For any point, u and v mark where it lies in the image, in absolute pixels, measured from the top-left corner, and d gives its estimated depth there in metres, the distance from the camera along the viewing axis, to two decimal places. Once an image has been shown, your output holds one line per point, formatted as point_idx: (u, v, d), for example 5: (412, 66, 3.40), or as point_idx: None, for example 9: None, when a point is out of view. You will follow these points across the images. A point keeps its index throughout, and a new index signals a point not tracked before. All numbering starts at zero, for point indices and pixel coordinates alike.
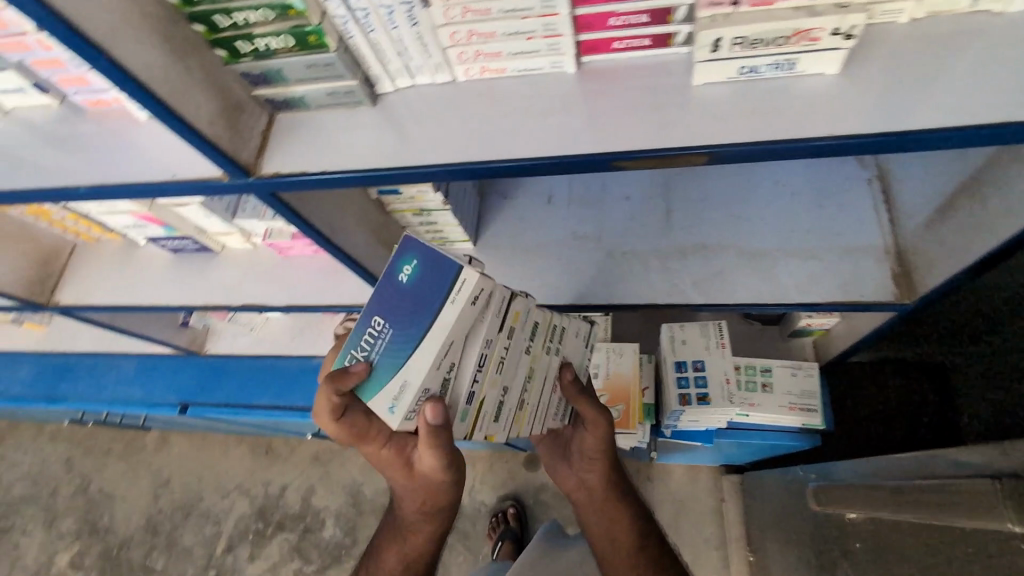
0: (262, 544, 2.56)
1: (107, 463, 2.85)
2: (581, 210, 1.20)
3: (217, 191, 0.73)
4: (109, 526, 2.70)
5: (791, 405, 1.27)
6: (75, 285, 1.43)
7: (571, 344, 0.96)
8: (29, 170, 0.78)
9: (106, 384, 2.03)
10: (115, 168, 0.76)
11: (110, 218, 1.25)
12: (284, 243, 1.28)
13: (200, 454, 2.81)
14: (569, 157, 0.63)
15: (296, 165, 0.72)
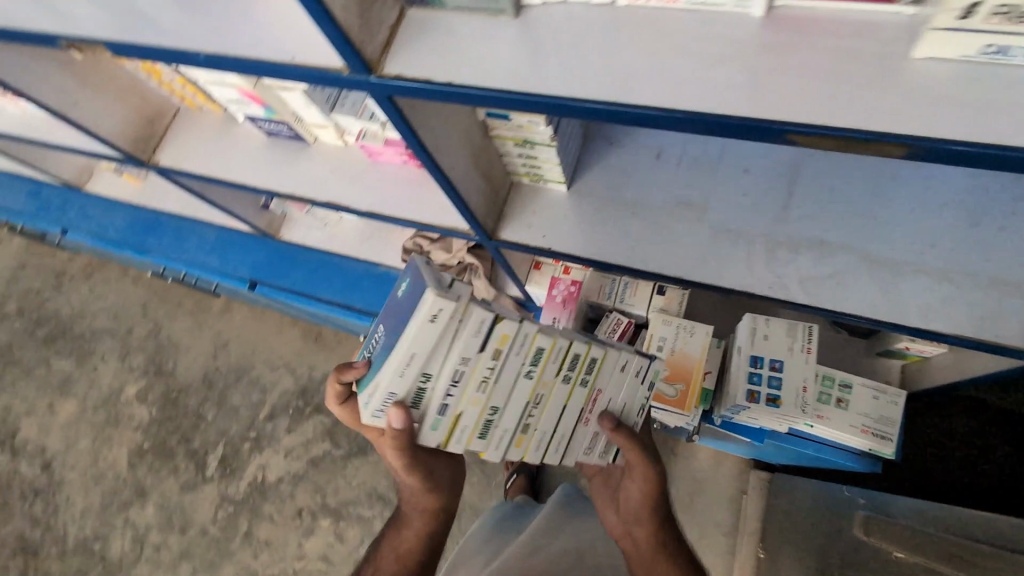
0: (300, 420, 2.80)
1: (176, 315, 3.07)
2: (691, 175, 1.10)
3: (336, 84, 0.71)
4: (172, 371, 2.96)
5: (864, 428, 1.18)
6: (174, 149, 1.47)
7: (612, 379, 0.96)
8: (154, 27, 0.77)
9: (187, 246, 2.14)
10: (237, 39, 0.73)
11: (217, 90, 1.25)
12: (376, 148, 1.25)
13: (257, 327, 2.98)
14: (731, 119, 0.56)
15: (421, 70, 0.67)
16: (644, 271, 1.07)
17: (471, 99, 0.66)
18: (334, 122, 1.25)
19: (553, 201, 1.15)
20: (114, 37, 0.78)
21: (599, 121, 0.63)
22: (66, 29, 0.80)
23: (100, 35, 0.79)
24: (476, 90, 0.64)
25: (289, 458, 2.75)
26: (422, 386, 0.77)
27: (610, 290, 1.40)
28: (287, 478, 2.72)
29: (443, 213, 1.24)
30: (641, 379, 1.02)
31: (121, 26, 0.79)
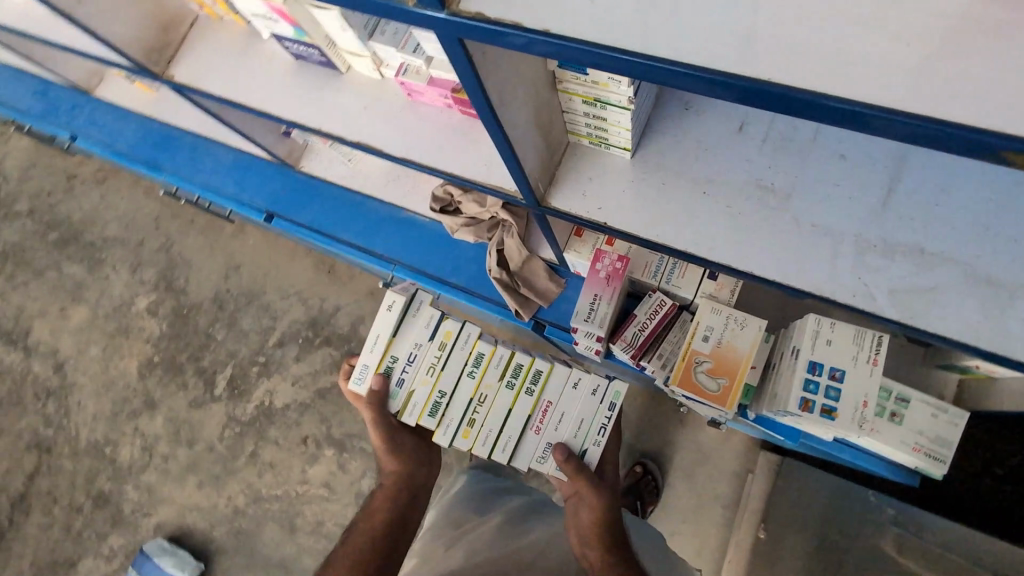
0: (308, 350, 2.77)
1: (188, 231, 2.97)
2: (778, 155, 0.96)
3: (399, 18, 0.59)
4: (183, 288, 2.92)
5: (914, 446, 1.10)
6: (190, 64, 1.32)
7: (565, 396, 1.31)
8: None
9: (202, 167, 2.02)
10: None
11: (241, 3, 1.09)
12: (417, 88, 1.10)
13: (270, 251, 2.89)
14: (923, 121, 0.44)
15: (508, 10, 0.54)
16: (711, 261, 0.94)
17: (567, 52, 0.54)
18: (371, 53, 1.11)
19: (613, 169, 1.02)
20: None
21: (733, 100, 0.51)
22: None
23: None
24: (584, 45, 0.52)
25: (296, 386, 2.74)
26: (389, 364, 1.29)
27: (656, 269, 1.29)
28: (294, 406, 2.72)
29: (489, 168, 1.10)
30: (597, 395, 1.30)
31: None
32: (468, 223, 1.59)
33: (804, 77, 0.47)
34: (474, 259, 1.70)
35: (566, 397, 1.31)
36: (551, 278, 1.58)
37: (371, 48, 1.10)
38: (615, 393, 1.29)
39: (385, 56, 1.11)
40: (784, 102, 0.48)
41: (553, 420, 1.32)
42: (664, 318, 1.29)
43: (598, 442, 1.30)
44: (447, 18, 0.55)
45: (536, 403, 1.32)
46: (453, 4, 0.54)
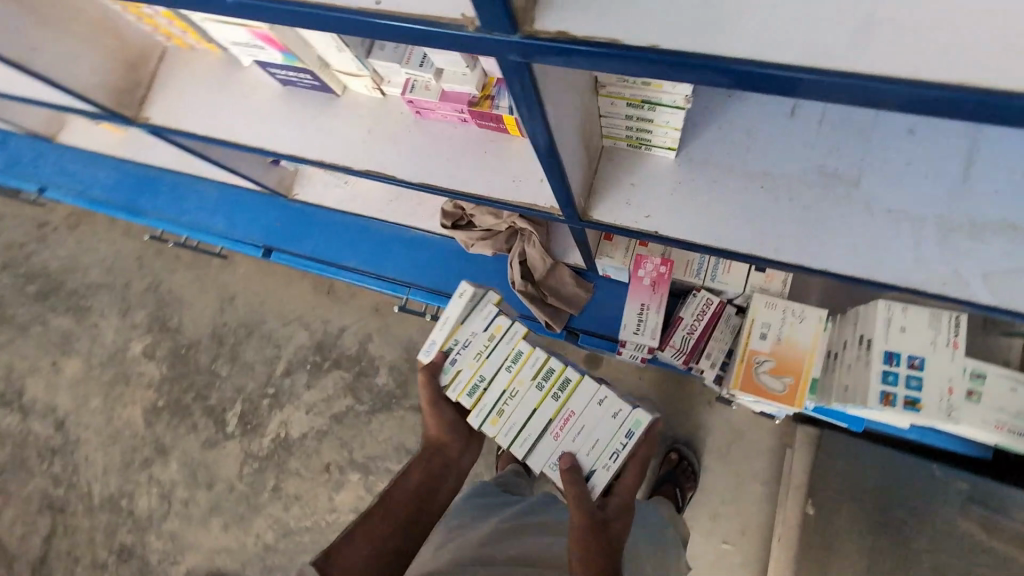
0: (319, 375, 2.64)
1: (175, 268, 2.84)
2: (838, 137, 0.88)
3: (457, 45, 0.52)
4: (178, 326, 2.79)
5: (999, 424, 1.04)
6: (166, 104, 1.18)
7: (587, 409, 1.06)
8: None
9: (187, 206, 1.89)
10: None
11: (219, 29, 0.96)
12: (427, 105, 0.99)
13: (264, 278, 2.77)
14: None
15: (591, 25, 0.46)
16: (781, 261, 0.87)
17: (667, 69, 0.46)
18: (372, 69, 1.00)
19: (657, 173, 0.93)
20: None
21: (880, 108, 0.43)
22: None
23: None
24: (689, 59, 0.44)
25: (311, 413, 2.61)
26: (452, 347, 1.11)
27: (698, 266, 1.20)
28: (312, 434, 2.59)
29: (516, 185, 1.00)
30: (617, 414, 1.05)
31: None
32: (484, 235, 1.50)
33: (985, 68, 0.39)
34: (492, 273, 1.61)
35: (592, 413, 1.05)
36: (578, 284, 1.49)
37: (372, 65, 0.99)
38: (633, 422, 1.03)
39: (387, 72, 1.01)
40: (945, 109, 0.40)
41: (573, 432, 1.06)
42: (711, 318, 1.21)
43: (614, 464, 1.02)
44: (520, 42, 0.48)
45: (558, 410, 1.07)
46: (526, 25, 0.47)
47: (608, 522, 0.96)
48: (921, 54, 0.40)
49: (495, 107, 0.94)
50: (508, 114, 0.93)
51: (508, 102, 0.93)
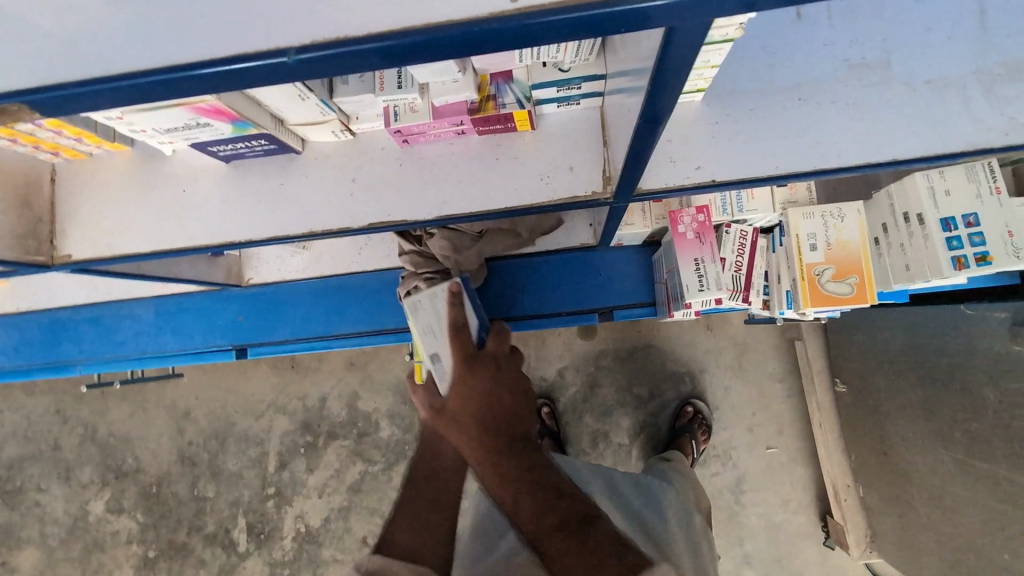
0: (317, 455, 2.32)
1: (107, 405, 2.43)
2: (854, 23, 0.83)
3: (625, 26, 0.42)
4: (137, 467, 2.40)
5: None
6: (83, 226, 0.96)
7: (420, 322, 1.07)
8: (239, 21, 0.44)
9: (124, 336, 1.62)
10: (400, 10, 0.43)
11: (142, 118, 0.78)
12: (417, 130, 0.86)
13: (214, 378, 2.40)
14: None
15: None
16: (850, 167, 0.82)
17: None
18: (339, 113, 0.86)
19: (689, 122, 0.86)
20: (174, 63, 0.44)
21: None
22: (78, 76, 0.45)
23: (148, 68, 0.45)
24: None
25: (324, 495, 2.29)
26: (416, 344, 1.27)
27: (722, 204, 1.15)
28: (333, 515, 2.28)
29: (546, 183, 0.89)
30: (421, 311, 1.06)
31: (178, 40, 0.45)
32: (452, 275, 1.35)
33: None
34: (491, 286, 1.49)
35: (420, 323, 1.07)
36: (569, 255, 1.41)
37: (337, 103, 0.85)
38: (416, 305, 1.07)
39: (355, 108, 0.87)
40: None
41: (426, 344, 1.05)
42: (751, 249, 1.20)
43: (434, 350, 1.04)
44: None
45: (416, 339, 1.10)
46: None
47: (465, 407, 0.83)
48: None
49: (501, 106, 0.83)
50: (519, 109, 0.83)
51: (514, 96, 0.83)
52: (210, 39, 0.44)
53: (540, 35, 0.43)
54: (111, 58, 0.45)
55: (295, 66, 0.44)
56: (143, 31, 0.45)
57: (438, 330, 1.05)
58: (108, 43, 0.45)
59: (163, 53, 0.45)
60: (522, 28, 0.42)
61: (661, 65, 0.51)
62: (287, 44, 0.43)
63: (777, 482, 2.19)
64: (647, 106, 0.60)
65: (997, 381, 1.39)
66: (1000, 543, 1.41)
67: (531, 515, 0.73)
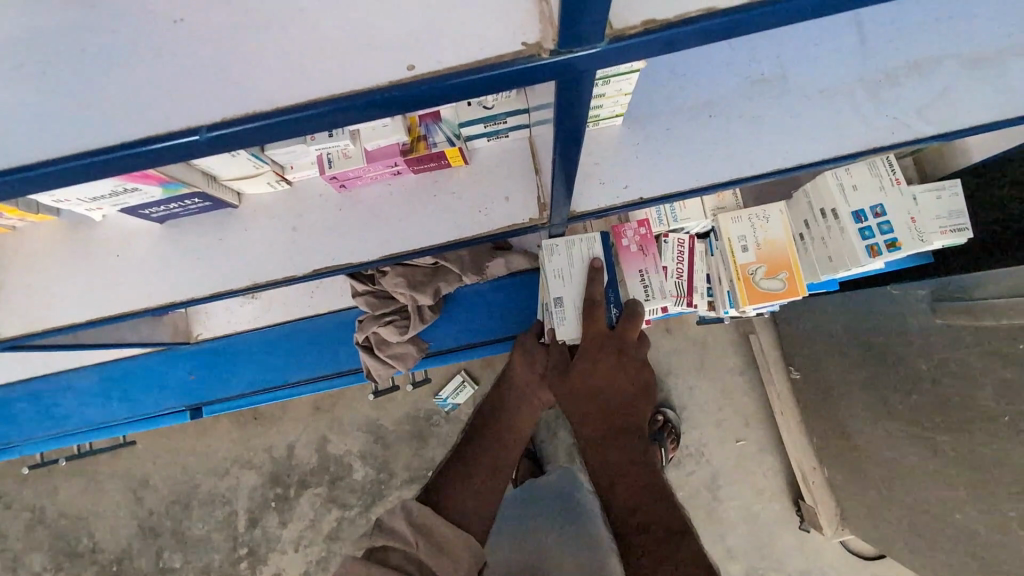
0: (289, 508, 2.24)
1: (55, 485, 2.28)
2: (747, 44, 0.90)
3: (517, 82, 0.45)
4: (93, 545, 2.25)
5: (944, 229, 1.06)
6: (12, 303, 0.93)
7: (557, 260, 1.03)
8: (145, 104, 0.45)
9: (65, 410, 1.54)
10: (304, 83, 0.45)
11: (66, 189, 0.77)
12: (352, 174, 0.88)
13: (170, 441, 2.29)
14: None
15: (647, 9, 0.43)
16: (760, 173, 0.88)
17: (732, 27, 0.45)
18: (273, 163, 0.86)
19: (612, 144, 0.92)
20: (88, 147, 0.45)
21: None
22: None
23: (64, 154, 0.45)
24: (759, 9, 0.44)
25: (301, 548, 2.21)
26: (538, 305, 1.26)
27: (658, 216, 1.20)
28: (313, 567, 2.20)
29: (485, 215, 0.92)
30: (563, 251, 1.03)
31: (89, 125, 0.45)
32: (409, 312, 1.38)
33: None
34: (447, 316, 1.50)
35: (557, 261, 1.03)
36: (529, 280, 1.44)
37: (269, 155, 0.85)
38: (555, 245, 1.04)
39: (288, 158, 0.87)
40: None
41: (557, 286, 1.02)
42: (690, 254, 1.25)
43: (561, 296, 1.01)
44: (611, 46, 0.43)
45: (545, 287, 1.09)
46: (609, 27, 0.43)
47: (584, 390, 0.95)
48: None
49: (432, 146, 0.86)
50: (451, 147, 0.85)
51: (443, 135, 0.85)
52: (119, 124, 0.45)
53: (438, 96, 0.45)
54: (16, 145, 0.44)
55: (207, 142, 0.45)
56: (49, 119, 0.45)
57: (573, 277, 1.02)
58: (14, 135, 0.44)
59: (58, 142, 0.45)
60: (423, 91, 0.44)
61: (563, 106, 0.55)
62: (197, 122, 0.45)
63: (749, 474, 2.26)
64: (562, 138, 0.63)
65: (927, 353, 1.48)
66: (953, 505, 1.48)
67: (625, 504, 0.87)
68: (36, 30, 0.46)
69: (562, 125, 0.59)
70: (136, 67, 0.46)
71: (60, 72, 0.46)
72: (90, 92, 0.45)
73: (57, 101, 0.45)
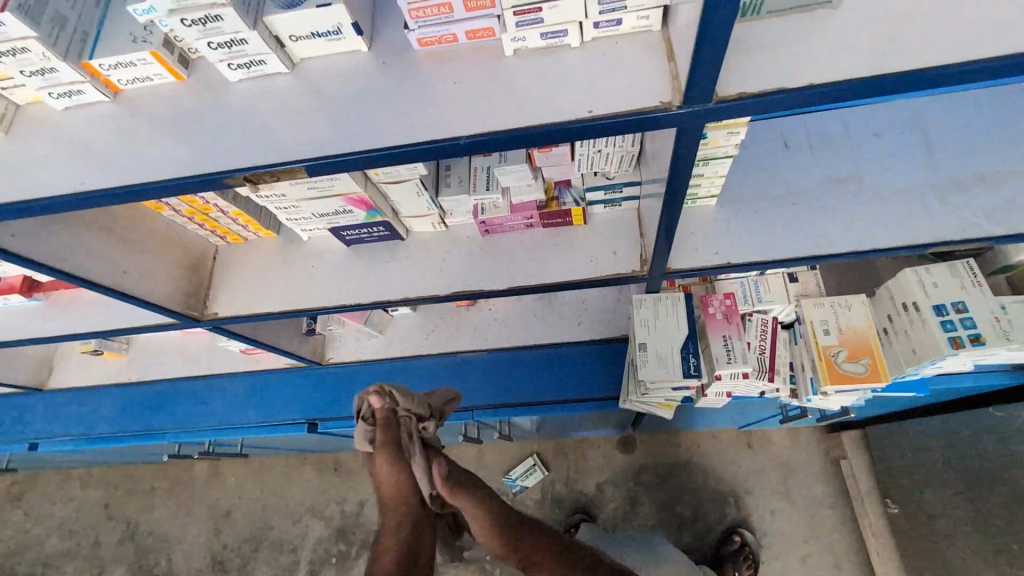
0: (347, 567, 2.33)
1: (155, 504, 2.59)
2: (824, 154, 1.11)
3: (658, 125, 0.61)
4: (168, 570, 2.45)
5: None
6: (228, 295, 1.25)
7: (644, 312, 1.18)
8: (421, 125, 0.66)
9: (212, 408, 1.84)
10: (517, 114, 0.64)
11: (306, 206, 1.08)
12: (497, 221, 1.15)
13: (261, 479, 2.55)
14: None
15: (763, 80, 0.61)
16: (837, 253, 1.02)
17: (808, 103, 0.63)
18: (440, 207, 1.14)
19: (707, 219, 1.12)
20: (381, 145, 0.66)
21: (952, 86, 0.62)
22: (317, 152, 0.67)
23: (355, 150, 0.66)
24: (842, 86, 0.60)
25: None
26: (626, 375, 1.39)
27: (744, 294, 1.34)
28: None
29: (596, 263, 1.13)
30: (651, 306, 1.19)
31: (383, 133, 0.67)
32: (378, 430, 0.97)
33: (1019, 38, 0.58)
34: (540, 375, 1.66)
35: (643, 313, 1.18)
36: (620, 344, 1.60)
37: (439, 202, 1.14)
38: (640, 302, 1.20)
39: (451, 207, 1.16)
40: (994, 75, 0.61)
41: (642, 331, 1.17)
42: (772, 334, 1.35)
43: (643, 339, 1.16)
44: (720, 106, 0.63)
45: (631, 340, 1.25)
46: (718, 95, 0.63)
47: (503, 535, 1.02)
48: (994, 42, 0.59)
49: (562, 204, 1.13)
50: (576, 206, 1.12)
51: (572, 198, 1.12)
52: (399, 133, 0.66)
53: (609, 129, 0.62)
54: (332, 142, 0.68)
55: (463, 146, 0.64)
56: (361, 130, 0.68)
57: (656, 326, 1.16)
58: (335, 138, 0.68)
59: (363, 142, 0.67)
60: (600, 124, 0.61)
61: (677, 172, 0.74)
62: (455, 134, 0.64)
63: None
64: (670, 212, 0.85)
65: None
66: None
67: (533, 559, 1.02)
68: (356, 75, 0.72)
69: (673, 193, 0.79)
70: (418, 102, 0.68)
71: (370, 103, 0.70)
72: (386, 114, 0.68)
73: (360, 121, 0.69)
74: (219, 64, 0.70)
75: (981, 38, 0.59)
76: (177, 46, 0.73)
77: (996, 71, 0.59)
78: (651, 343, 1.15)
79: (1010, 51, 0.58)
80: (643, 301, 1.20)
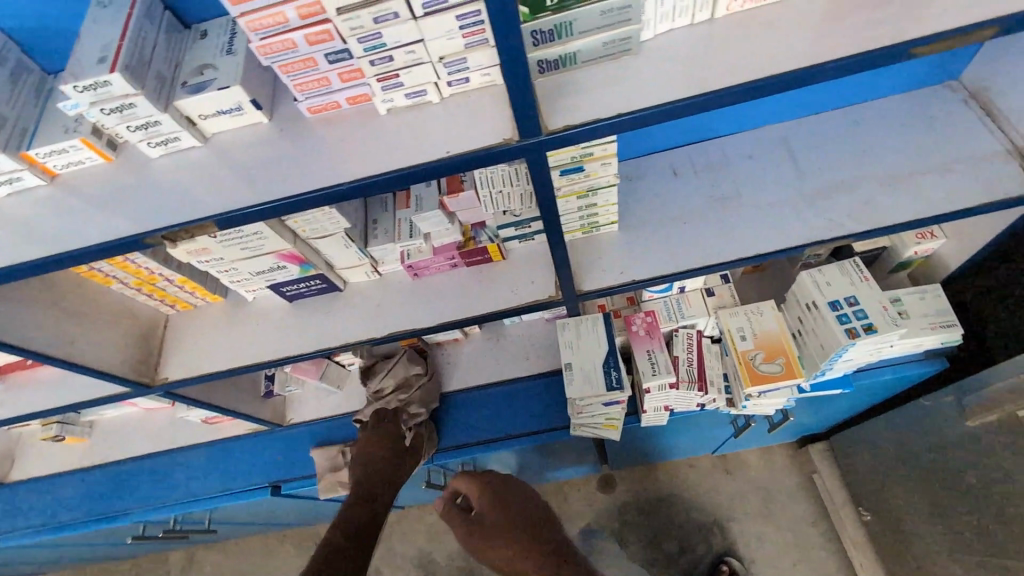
0: None
1: None
2: (706, 177, 1.27)
3: (506, 156, 0.74)
4: None
5: (932, 324, 1.27)
6: (177, 362, 1.31)
7: (570, 335, 1.27)
8: (312, 176, 0.78)
9: (175, 483, 1.83)
10: (392, 159, 0.76)
11: (243, 266, 1.18)
12: (424, 263, 1.26)
13: (237, 560, 2.49)
14: (862, 55, 0.70)
15: (587, 113, 0.74)
16: (724, 260, 1.13)
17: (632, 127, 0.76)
18: (371, 255, 1.24)
19: (610, 243, 1.23)
20: (279, 196, 0.77)
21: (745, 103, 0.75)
22: (225, 208, 0.77)
23: (257, 203, 0.77)
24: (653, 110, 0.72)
25: None
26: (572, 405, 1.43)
27: (667, 311, 1.45)
28: None
29: (517, 293, 1.23)
30: (575, 329, 1.28)
31: (281, 186, 0.78)
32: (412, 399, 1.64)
33: (784, 61, 0.73)
34: (495, 411, 1.70)
35: (569, 335, 1.27)
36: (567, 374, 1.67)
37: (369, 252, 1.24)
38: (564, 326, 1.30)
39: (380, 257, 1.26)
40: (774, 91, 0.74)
41: (568, 352, 1.25)
42: (698, 347, 1.42)
43: (568, 359, 1.24)
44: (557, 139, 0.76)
45: None
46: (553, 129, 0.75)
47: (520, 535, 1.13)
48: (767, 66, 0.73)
49: (478, 242, 1.22)
50: (491, 243, 1.22)
51: (486, 236, 1.23)
52: (294, 185, 0.77)
53: (465, 164, 0.74)
54: (238, 198, 0.78)
55: (345, 190, 0.75)
56: (262, 185, 0.79)
57: (580, 345, 1.25)
58: (241, 194, 0.79)
59: (264, 195, 0.77)
60: (457, 162, 0.73)
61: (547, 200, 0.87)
62: (338, 181, 0.76)
63: None
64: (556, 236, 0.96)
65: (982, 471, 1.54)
66: None
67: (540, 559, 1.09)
68: (260, 140, 0.84)
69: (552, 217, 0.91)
70: (311, 158, 0.80)
71: (271, 163, 0.81)
72: (284, 171, 0.80)
73: (263, 177, 0.80)
74: (139, 143, 0.82)
75: (755, 63, 0.73)
76: (104, 133, 0.84)
77: (772, 88, 0.72)
78: (576, 363, 1.23)
79: (778, 72, 0.72)
80: (567, 324, 1.29)
